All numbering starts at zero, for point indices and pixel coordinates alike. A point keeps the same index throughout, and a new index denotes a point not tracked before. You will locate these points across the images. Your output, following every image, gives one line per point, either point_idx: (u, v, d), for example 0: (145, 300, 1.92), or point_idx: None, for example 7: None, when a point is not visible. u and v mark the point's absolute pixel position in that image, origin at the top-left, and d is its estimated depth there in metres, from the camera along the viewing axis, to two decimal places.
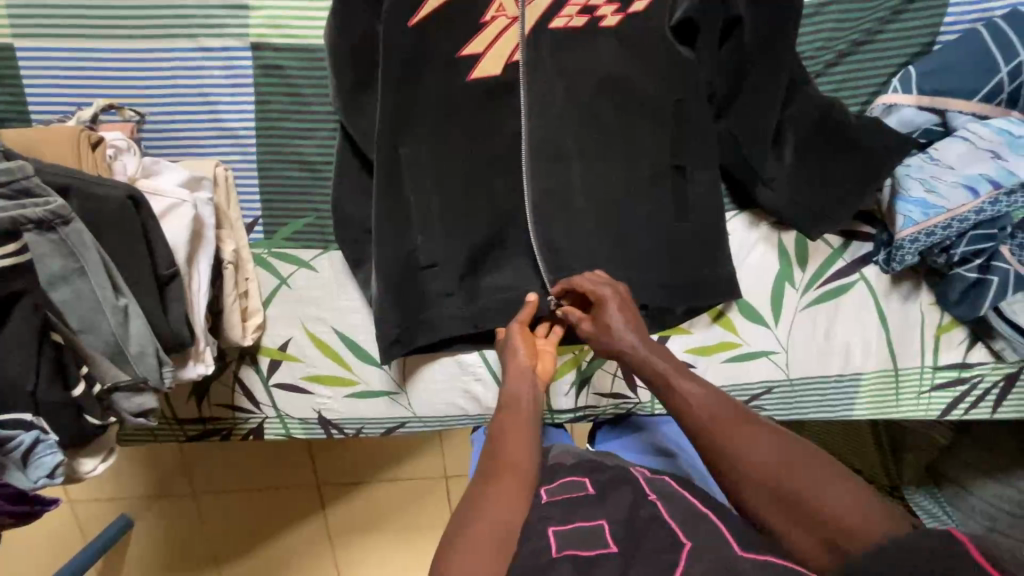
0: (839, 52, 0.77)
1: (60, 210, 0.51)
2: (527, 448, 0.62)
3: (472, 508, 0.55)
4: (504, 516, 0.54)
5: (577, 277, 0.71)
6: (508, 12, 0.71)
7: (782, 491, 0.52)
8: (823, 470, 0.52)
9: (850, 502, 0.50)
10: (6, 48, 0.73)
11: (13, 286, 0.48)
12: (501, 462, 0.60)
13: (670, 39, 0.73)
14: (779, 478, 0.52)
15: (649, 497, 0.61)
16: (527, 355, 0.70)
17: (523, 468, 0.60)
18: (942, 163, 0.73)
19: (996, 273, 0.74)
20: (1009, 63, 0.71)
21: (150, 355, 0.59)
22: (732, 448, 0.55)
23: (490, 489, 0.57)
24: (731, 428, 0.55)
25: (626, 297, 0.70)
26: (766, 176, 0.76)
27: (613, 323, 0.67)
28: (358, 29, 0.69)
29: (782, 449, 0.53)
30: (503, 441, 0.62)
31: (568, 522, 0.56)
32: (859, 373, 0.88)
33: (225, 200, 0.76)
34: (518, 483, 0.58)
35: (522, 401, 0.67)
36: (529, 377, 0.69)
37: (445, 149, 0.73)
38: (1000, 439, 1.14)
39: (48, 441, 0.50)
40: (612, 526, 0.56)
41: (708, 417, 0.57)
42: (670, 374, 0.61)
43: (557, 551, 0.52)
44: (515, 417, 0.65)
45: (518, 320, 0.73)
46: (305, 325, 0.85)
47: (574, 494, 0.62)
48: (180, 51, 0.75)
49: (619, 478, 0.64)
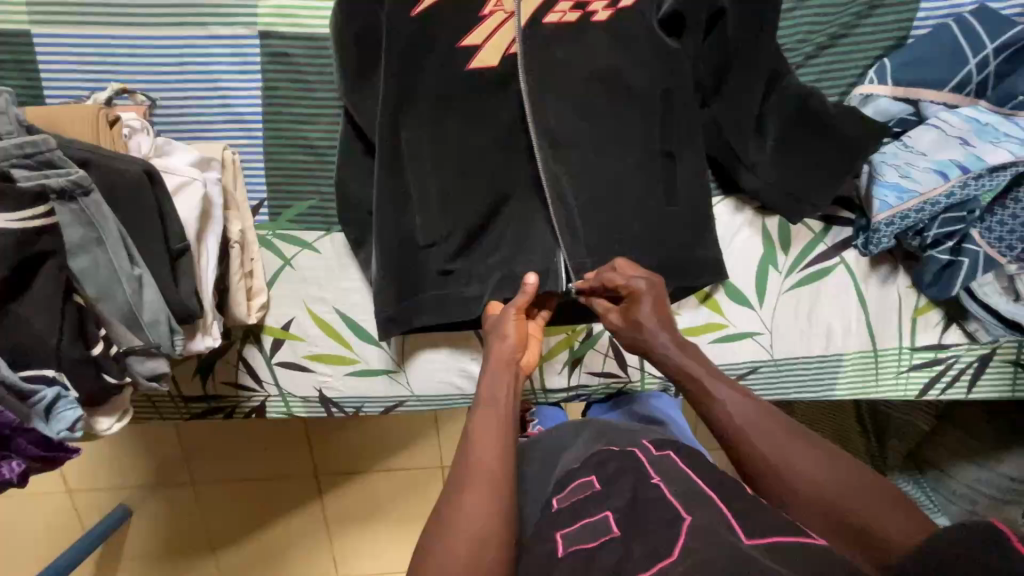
0: (818, 45, 0.81)
1: (81, 180, 0.54)
2: (500, 446, 0.58)
3: (446, 517, 0.52)
4: (474, 524, 0.51)
5: (609, 270, 0.74)
6: (506, 6, 0.75)
7: (817, 491, 0.54)
8: (860, 476, 0.54)
9: (888, 508, 0.51)
10: (24, 34, 0.76)
11: (41, 246, 0.53)
12: (472, 465, 0.56)
13: (658, 32, 0.77)
14: (816, 480, 0.54)
15: (653, 479, 0.58)
16: (512, 343, 0.68)
17: (496, 470, 0.55)
18: (916, 149, 0.77)
19: (967, 255, 0.79)
20: (976, 55, 0.75)
21: (163, 324, 0.61)
22: (767, 449, 0.58)
23: (461, 495, 0.53)
24: (764, 430, 0.59)
25: (660, 291, 0.72)
26: (749, 162, 0.80)
27: (644, 322, 0.71)
28: (362, 18, 0.73)
29: (810, 450, 0.56)
30: (477, 441, 0.58)
31: (574, 522, 0.56)
32: (841, 354, 0.92)
33: (233, 182, 0.78)
34: (487, 487, 0.54)
35: (503, 396, 0.63)
36: (509, 370, 0.66)
37: (445, 133, 0.77)
38: (979, 424, 1.18)
39: (68, 398, 0.54)
40: (616, 515, 0.55)
41: (744, 420, 0.60)
42: (705, 378, 0.65)
43: (563, 550, 0.53)
44: (490, 414, 0.61)
45: (514, 304, 0.72)
46: (308, 305, 0.88)
47: (581, 496, 0.60)
48: (190, 39, 0.78)
49: (623, 466, 0.62)
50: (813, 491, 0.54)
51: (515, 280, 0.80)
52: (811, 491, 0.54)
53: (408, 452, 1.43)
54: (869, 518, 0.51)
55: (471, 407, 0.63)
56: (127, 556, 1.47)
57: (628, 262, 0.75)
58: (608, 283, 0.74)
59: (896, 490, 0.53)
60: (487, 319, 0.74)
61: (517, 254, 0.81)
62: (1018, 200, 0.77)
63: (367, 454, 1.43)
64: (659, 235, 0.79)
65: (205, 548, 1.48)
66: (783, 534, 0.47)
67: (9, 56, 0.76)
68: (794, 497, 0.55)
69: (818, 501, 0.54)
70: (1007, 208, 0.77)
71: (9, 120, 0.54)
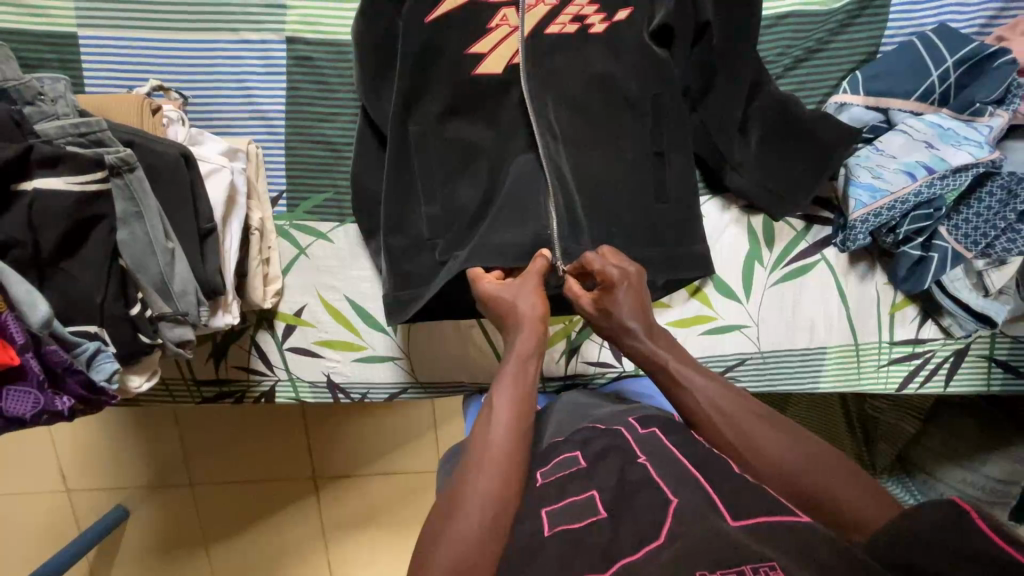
0: (795, 59, 0.89)
1: (127, 158, 0.61)
2: (514, 439, 0.61)
3: (454, 504, 0.56)
4: (487, 510, 0.55)
5: (591, 254, 0.74)
6: (510, 21, 0.82)
7: (785, 474, 0.59)
8: (819, 454, 0.59)
9: (847, 485, 0.57)
10: (71, 36, 0.83)
11: (95, 210, 0.59)
12: (487, 455, 0.59)
13: (648, 43, 0.83)
14: (782, 462, 0.59)
15: (638, 459, 0.61)
16: (543, 311, 0.70)
17: (506, 462, 0.59)
18: (886, 153, 0.84)
19: (936, 251, 0.86)
20: (937, 68, 0.83)
21: (190, 295, 0.68)
22: (734, 434, 0.62)
23: (473, 484, 0.57)
24: (741, 418, 0.63)
25: (639, 279, 0.73)
26: (735, 162, 0.87)
27: (616, 310, 0.72)
28: (382, 28, 0.81)
29: (783, 434, 0.61)
30: (493, 427, 0.61)
31: (560, 500, 0.57)
32: (824, 347, 0.97)
33: (256, 174, 0.86)
34: (498, 476, 0.57)
35: (525, 384, 0.65)
36: (534, 354, 0.67)
37: (452, 131, 0.83)
38: (963, 423, 1.22)
39: (106, 352, 0.61)
40: (602, 494, 0.56)
41: (713, 409, 0.64)
42: (676, 367, 0.68)
43: (549, 529, 0.54)
44: (511, 401, 0.63)
45: (532, 273, 0.73)
46: (319, 292, 0.93)
47: (568, 471, 0.63)
48: (222, 42, 0.85)
49: (610, 444, 0.65)
50: (781, 474, 0.59)
51: (529, 256, 0.78)
52: (777, 473, 0.59)
53: (403, 455, 1.45)
54: (833, 495, 0.57)
55: (488, 390, 0.66)
56: (123, 556, 1.48)
57: (613, 251, 0.75)
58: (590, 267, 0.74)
59: (852, 466, 0.59)
60: (500, 290, 0.72)
61: (509, 227, 0.79)
62: (980, 200, 0.83)
63: (367, 453, 1.45)
64: (652, 227, 0.83)
65: (200, 548, 1.48)
66: (762, 514, 0.50)
67: (54, 56, 0.83)
68: (775, 479, 0.59)
69: (785, 482, 0.59)
70: (971, 207, 0.84)
71: (67, 104, 0.62)
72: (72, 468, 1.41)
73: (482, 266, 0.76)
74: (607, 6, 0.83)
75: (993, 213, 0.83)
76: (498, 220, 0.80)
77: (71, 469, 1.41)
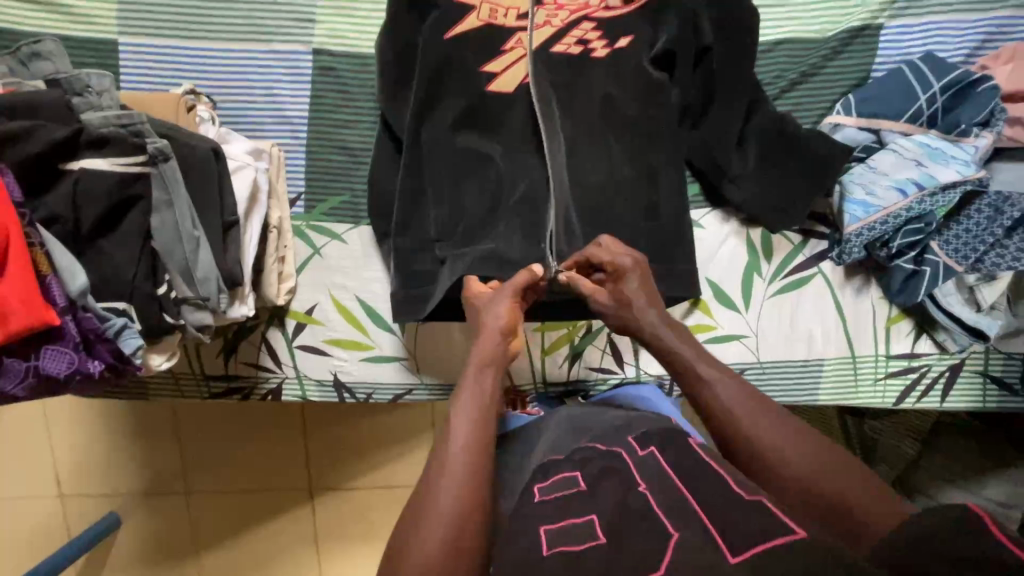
0: (790, 81, 0.95)
1: (163, 148, 0.66)
2: (478, 447, 0.59)
3: (421, 513, 0.55)
4: (450, 526, 0.54)
5: (595, 245, 0.79)
6: (525, 44, 0.88)
7: (798, 476, 0.56)
8: (834, 459, 0.57)
9: (864, 492, 0.54)
10: (112, 43, 0.89)
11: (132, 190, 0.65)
12: (451, 462, 0.58)
13: (652, 61, 0.89)
14: (798, 462, 0.57)
15: (638, 487, 0.57)
16: (507, 322, 0.71)
17: (473, 468, 0.58)
18: (879, 170, 0.88)
19: (928, 264, 0.89)
20: (925, 92, 0.88)
21: (212, 280, 0.70)
22: (747, 427, 0.61)
23: (436, 494, 0.56)
24: (757, 412, 0.61)
25: (647, 272, 0.78)
26: (732, 174, 0.91)
27: (632, 299, 0.75)
28: (404, 43, 0.87)
29: (800, 434, 0.59)
30: (456, 435, 0.60)
31: (561, 520, 0.56)
32: (822, 359, 0.99)
33: (277, 175, 0.90)
34: (462, 487, 0.56)
35: (488, 392, 0.64)
36: (492, 363, 0.67)
37: (463, 137, 0.87)
38: (961, 442, 1.23)
39: (132, 329, 0.64)
40: (602, 518, 0.54)
41: (730, 402, 0.63)
42: (692, 359, 0.68)
43: (548, 549, 0.52)
44: (476, 407, 0.63)
45: (512, 284, 0.74)
46: (332, 292, 0.96)
47: (565, 492, 0.60)
48: (253, 51, 0.91)
49: (608, 466, 0.62)
50: (796, 475, 0.56)
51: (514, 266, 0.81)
52: (796, 477, 0.56)
53: (402, 464, 1.44)
54: (853, 505, 0.54)
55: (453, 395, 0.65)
56: (111, 565, 1.46)
57: (615, 241, 0.79)
58: (598, 260, 0.78)
59: (868, 474, 0.57)
60: (480, 297, 0.75)
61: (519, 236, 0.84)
62: (969, 216, 0.88)
63: (366, 460, 1.44)
64: (654, 235, 0.87)
65: (191, 558, 1.46)
66: (766, 536, 0.46)
67: (95, 60, 0.89)
68: (789, 482, 0.57)
69: (802, 485, 0.56)
70: (961, 222, 0.88)
71: (111, 98, 0.67)
72: (68, 467, 1.41)
73: (479, 278, 0.80)
74: (611, 31, 0.89)
75: (981, 229, 0.87)
76: (512, 226, 0.84)
77: (67, 471, 1.41)
